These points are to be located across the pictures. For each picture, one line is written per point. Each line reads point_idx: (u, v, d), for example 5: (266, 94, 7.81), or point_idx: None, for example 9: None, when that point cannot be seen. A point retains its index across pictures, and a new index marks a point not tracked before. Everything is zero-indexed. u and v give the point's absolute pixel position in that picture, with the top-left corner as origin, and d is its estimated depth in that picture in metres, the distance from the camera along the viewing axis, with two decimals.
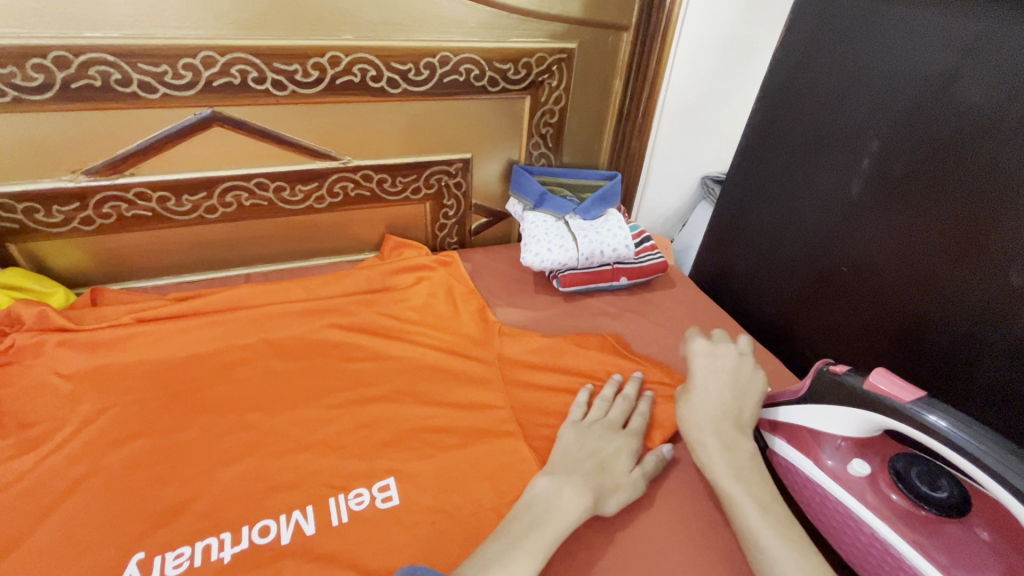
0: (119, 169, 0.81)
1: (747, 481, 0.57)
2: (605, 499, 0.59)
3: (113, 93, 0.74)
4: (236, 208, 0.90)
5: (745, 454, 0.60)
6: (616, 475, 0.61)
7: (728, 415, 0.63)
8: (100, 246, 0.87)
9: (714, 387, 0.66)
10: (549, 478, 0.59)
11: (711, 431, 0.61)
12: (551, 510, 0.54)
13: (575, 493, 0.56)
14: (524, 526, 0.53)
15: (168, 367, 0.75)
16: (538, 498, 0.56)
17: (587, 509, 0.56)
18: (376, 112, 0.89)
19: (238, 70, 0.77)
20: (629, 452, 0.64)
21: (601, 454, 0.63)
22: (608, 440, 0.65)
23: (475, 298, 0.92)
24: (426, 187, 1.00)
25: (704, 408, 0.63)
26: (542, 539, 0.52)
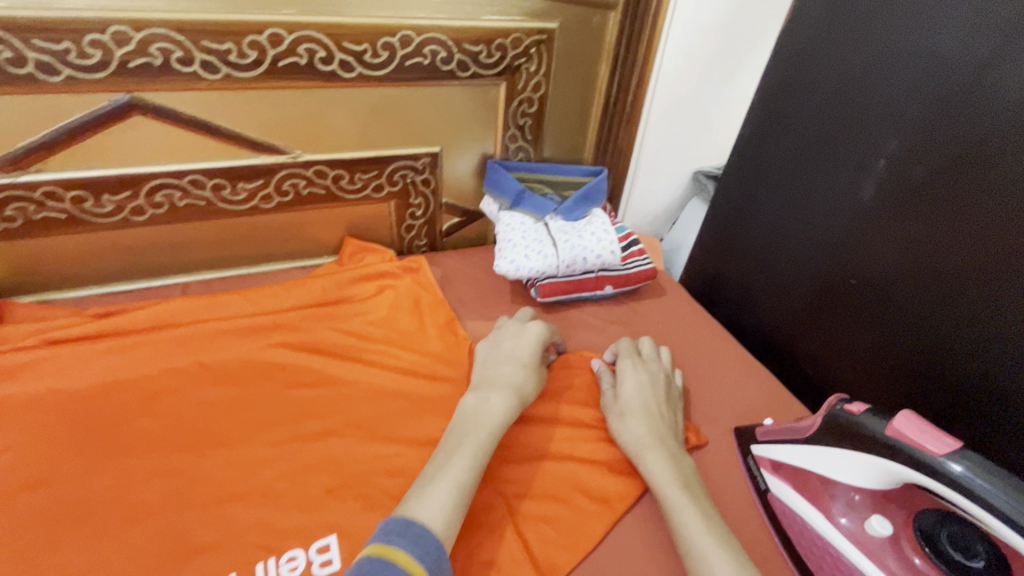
0: (22, 165, 0.69)
1: (691, 490, 0.56)
2: (525, 387, 0.64)
3: (4, 74, 0.62)
4: (169, 209, 0.79)
5: (687, 467, 0.59)
6: (531, 368, 0.67)
7: (670, 432, 0.63)
8: (6, 254, 0.75)
9: (653, 401, 0.65)
10: (474, 394, 0.63)
11: (657, 444, 0.60)
12: (473, 426, 0.58)
13: (496, 404, 0.61)
14: (449, 452, 0.55)
15: (79, 398, 0.65)
16: (465, 418, 0.60)
17: (512, 406, 0.61)
18: (328, 100, 0.78)
19: (159, 48, 0.66)
20: (535, 338, 0.70)
21: (513, 348, 0.69)
22: (512, 351, 0.69)
23: (443, 311, 0.82)
24: (390, 184, 0.90)
25: (646, 422, 0.62)
26: (465, 457, 0.54)
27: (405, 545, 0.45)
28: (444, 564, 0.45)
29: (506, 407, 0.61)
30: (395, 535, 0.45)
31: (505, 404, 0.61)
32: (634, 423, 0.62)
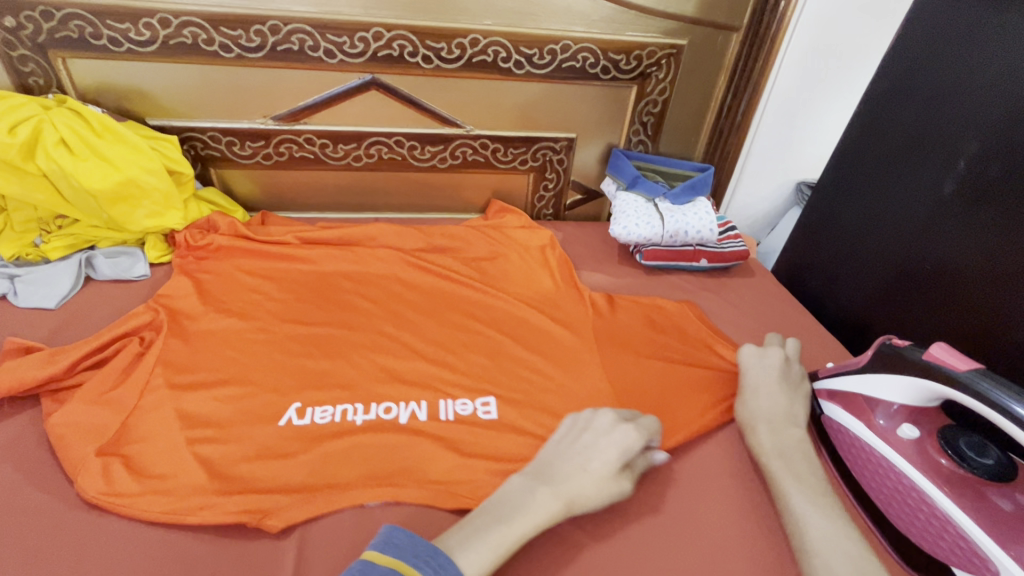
0: (298, 117, 1.00)
1: (790, 458, 0.64)
2: (583, 496, 0.58)
3: (304, 55, 0.93)
4: (377, 160, 1.08)
5: (793, 439, 0.67)
6: (598, 477, 0.59)
7: (779, 411, 0.70)
8: (272, 179, 1.08)
9: (764, 385, 0.73)
10: (525, 477, 0.59)
11: (761, 424, 0.69)
12: (517, 512, 0.55)
13: (540, 504, 0.56)
14: (485, 527, 0.53)
15: (314, 276, 0.93)
16: (509, 496, 0.57)
17: (555, 512, 0.56)
18: (501, 89, 1.03)
19: (399, 44, 0.94)
20: (618, 451, 0.62)
21: (589, 451, 0.61)
22: (588, 447, 0.62)
23: (565, 259, 1.03)
24: (533, 159, 1.13)
25: (759, 406, 0.71)
26: (491, 543, 0.52)
27: (424, 567, 0.47)
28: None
29: (551, 509, 0.56)
30: (390, 546, 0.48)
31: (549, 508, 0.56)
32: (747, 404, 0.72)
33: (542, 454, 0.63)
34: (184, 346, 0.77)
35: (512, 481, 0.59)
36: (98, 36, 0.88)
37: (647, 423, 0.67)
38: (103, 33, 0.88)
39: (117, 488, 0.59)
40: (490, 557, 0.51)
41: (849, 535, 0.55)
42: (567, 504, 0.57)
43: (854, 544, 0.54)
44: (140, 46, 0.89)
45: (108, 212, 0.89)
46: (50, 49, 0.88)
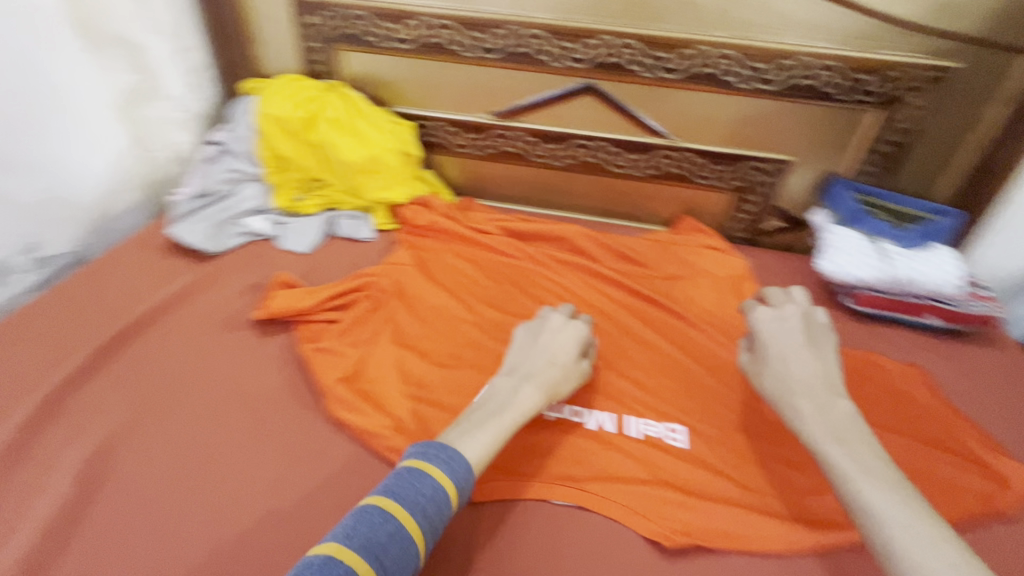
0: (514, 115, 1.08)
1: (852, 445, 0.55)
2: (556, 381, 0.69)
3: (533, 57, 1.00)
4: (576, 161, 1.11)
5: (846, 419, 0.58)
6: (563, 363, 0.70)
7: (817, 381, 0.62)
8: (480, 168, 1.18)
9: (785, 347, 0.65)
10: (507, 377, 0.68)
11: (803, 397, 0.60)
12: (504, 407, 0.63)
13: (523, 395, 0.65)
14: (479, 421, 0.60)
15: (507, 263, 1.00)
16: (494, 396, 0.65)
17: (541, 399, 0.66)
18: (718, 103, 0.99)
19: (624, 52, 0.96)
20: (576, 342, 0.73)
21: (552, 346, 0.72)
22: (549, 343, 0.72)
23: (759, 288, 0.97)
24: (736, 178, 1.07)
25: (792, 374, 0.63)
26: (486, 434, 0.59)
27: (437, 462, 0.54)
28: (471, 481, 0.55)
29: (533, 400, 0.65)
30: (430, 454, 0.55)
31: (534, 400, 0.65)
32: (778, 375, 0.63)
33: (508, 355, 0.72)
34: (402, 305, 0.88)
35: (497, 380, 0.67)
36: (371, 33, 1.04)
37: (580, 325, 0.76)
38: (376, 31, 1.03)
39: (350, 415, 0.71)
40: (483, 447, 0.58)
41: (935, 531, 0.46)
42: (546, 396, 0.66)
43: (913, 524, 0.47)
44: (401, 44, 1.04)
45: (353, 180, 1.05)
46: (335, 43, 1.07)
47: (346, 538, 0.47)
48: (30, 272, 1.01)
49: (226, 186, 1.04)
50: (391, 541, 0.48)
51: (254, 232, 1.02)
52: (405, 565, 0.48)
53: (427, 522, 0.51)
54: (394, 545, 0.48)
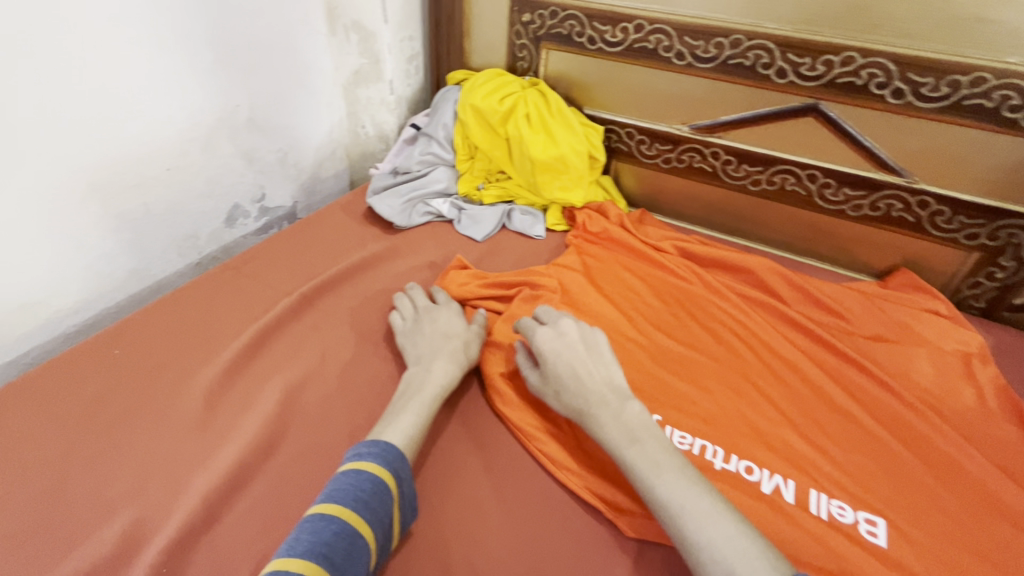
0: (714, 130, 1.00)
1: (651, 448, 0.58)
2: (462, 353, 0.74)
3: (753, 71, 0.91)
4: (776, 188, 1.00)
5: (635, 414, 0.61)
6: (456, 334, 0.76)
7: (608, 382, 0.64)
8: (661, 182, 1.12)
9: (581, 364, 0.66)
10: (418, 365, 0.72)
11: (599, 407, 0.62)
12: (417, 387, 0.68)
13: (436, 373, 0.70)
14: (399, 406, 0.65)
15: (680, 286, 0.94)
16: (410, 382, 0.69)
17: (453, 372, 0.71)
18: (984, 143, 0.82)
19: (869, 72, 0.83)
20: (455, 315, 0.79)
21: (442, 326, 0.77)
22: (427, 321, 0.78)
23: (999, 375, 0.79)
24: (987, 236, 0.88)
25: (571, 383, 0.64)
26: (413, 413, 0.64)
27: (372, 458, 0.57)
28: (404, 463, 0.58)
29: (445, 374, 0.70)
30: (362, 452, 0.58)
31: (448, 373, 0.70)
32: (577, 395, 0.63)
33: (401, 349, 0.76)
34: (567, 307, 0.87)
35: (406, 372, 0.72)
36: (582, 34, 1.03)
37: (451, 303, 0.82)
38: (586, 32, 1.03)
39: (509, 410, 0.72)
40: (410, 432, 0.62)
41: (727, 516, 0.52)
42: (460, 365, 0.72)
43: (708, 513, 0.52)
44: (610, 47, 1.02)
45: (534, 178, 1.05)
46: (543, 41, 1.08)
47: (290, 549, 0.48)
48: (256, 219, 1.19)
49: (421, 167, 1.11)
50: (336, 539, 0.49)
51: (437, 214, 1.08)
52: (354, 561, 0.49)
53: (371, 515, 0.52)
54: (339, 543, 0.49)
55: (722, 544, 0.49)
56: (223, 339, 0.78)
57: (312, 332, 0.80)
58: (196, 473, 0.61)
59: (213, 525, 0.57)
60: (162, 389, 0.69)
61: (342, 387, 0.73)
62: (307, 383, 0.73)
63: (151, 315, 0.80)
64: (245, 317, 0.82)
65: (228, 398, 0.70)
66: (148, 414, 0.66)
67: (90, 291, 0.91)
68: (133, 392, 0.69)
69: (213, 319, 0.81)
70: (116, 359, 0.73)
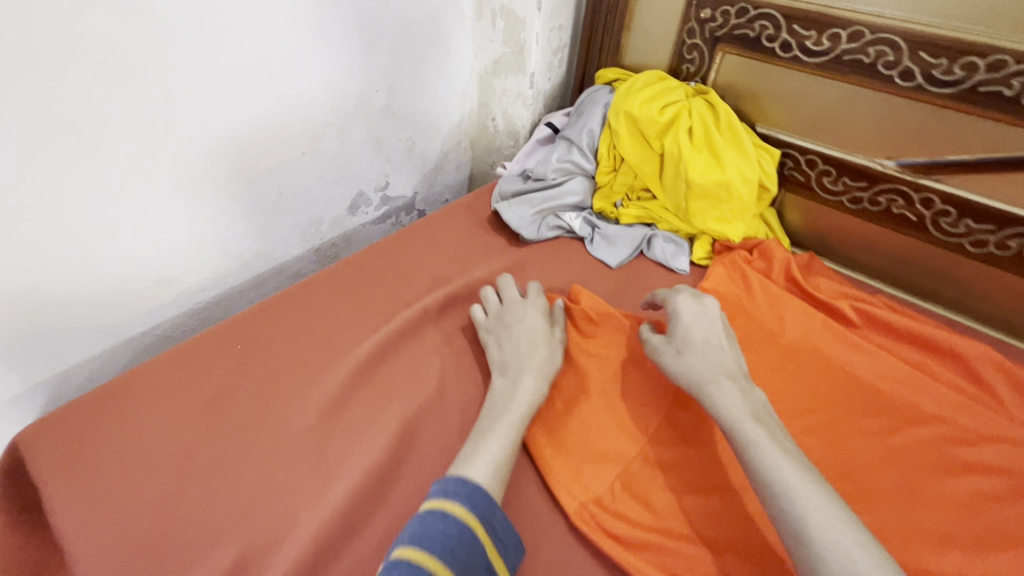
0: (932, 172, 0.80)
1: (773, 434, 0.54)
2: (547, 360, 0.68)
3: (1012, 104, 0.70)
4: (1008, 255, 0.78)
5: (760, 402, 0.58)
6: (542, 338, 0.71)
7: (734, 364, 0.62)
8: (839, 222, 0.93)
9: (715, 338, 0.65)
10: (504, 375, 0.67)
11: (728, 379, 0.59)
12: (506, 405, 0.63)
13: (525, 386, 0.65)
14: (488, 427, 0.60)
15: (861, 360, 0.76)
16: (498, 395, 0.65)
17: (540, 385, 0.65)
18: None
19: None
20: (542, 317, 0.74)
21: (525, 328, 0.72)
22: (513, 324, 0.73)
23: None
24: None
25: (702, 354, 0.63)
26: (502, 435, 0.59)
27: (457, 501, 0.51)
28: (493, 512, 0.52)
29: (535, 391, 0.64)
30: (447, 491, 0.52)
31: (538, 385, 0.65)
32: (702, 357, 0.62)
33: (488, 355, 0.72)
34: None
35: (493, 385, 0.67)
36: (773, 38, 0.86)
37: (537, 299, 0.77)
38: (781, 36, 0.85)
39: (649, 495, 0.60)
40: (496, 459, 0.57)
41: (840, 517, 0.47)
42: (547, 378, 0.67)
43: (814, 497, 0.48)
44: (808, 56, 0.84)
45: (686, 203, 0.91)
46: (721, 43, 0.92)
47: None
48: (376, 208, 1.15)
49: (557, 176, 0.99)
50: None
51: (568, 229, 0.97)
52: None
53: (458, 566, 0.47)
54: None
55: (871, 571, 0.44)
56: (342, 347, 0.73)
57: (431, 354, 0.74)
58: (308, 507, 0.57)
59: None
60: (281, 399, 0.66)
61: (458, 430, 0.65)
62: (423, 418, 0.66)
63: (274, 310, 0.78)
64: (364, 326, 0.77)
65: (343, 419, 0.65)
66: (265, 425, 0.63)
67: (220, 270, 0.91)
68: (253, 396, 0.66)
69: (335, 321, 0.77)
70: (241, 354, 0.71)
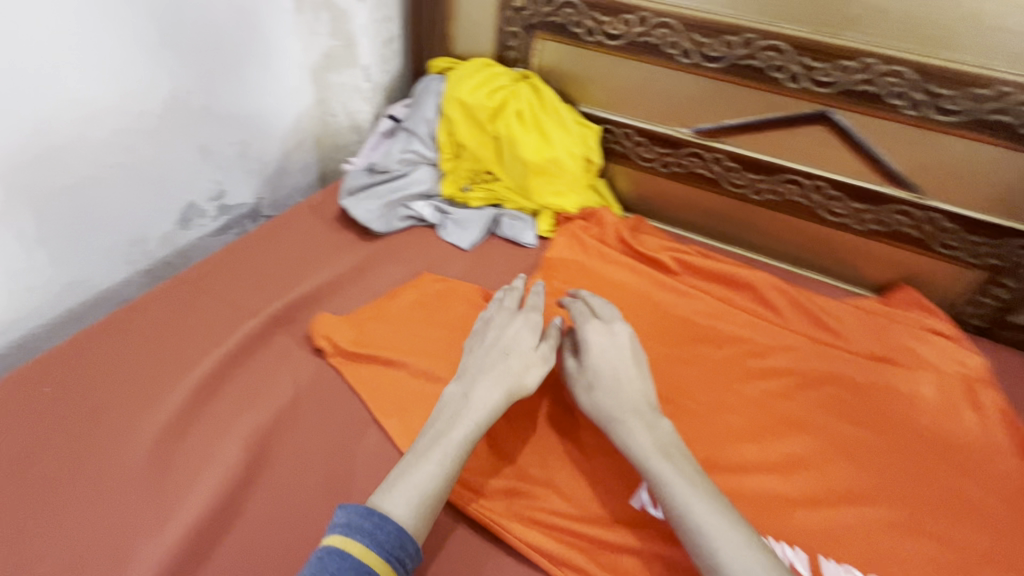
0: (718, 135, 0.94)
1: (673, 461, 0.56)
2: (523, 375, 0.63)
3: (764, 74, 0.85)
4: (779, 199, 0.95)
5: (669, 435, 0.59)
6: (520, 354, 0.64)
7: (648, 401, 0.62)
8: (656, 186, 1.06)
9: (629, 365, 0.65)
10: (459, 381, 0.62)
11: (630, 415, 0.60)
12: (451, 424, 0.57)
13: (472, 399, 0.59)
14: (424, 448, 0.56)
15: (680, 302, 0.87)
16: (445, 403, 0.60)
17: (493, 399, 0.60)
18: (1000, 161, 0.77)
19: (887, 81, 0.78)
20: (527, 329, 0.67)
21: (506, 339, 0.66)
22: (495, 337, 0.66)
23: (1001, 401, 0.76)
24: (992, 257, 0.84)
25: (611, 395, 0.62)
26: (434, 464, 0.54)
27: (361, 537, 0.48)
28: (405, 547, 0.49)
29: (486, 400, 0.59)
30: (354, 527, 0.48)
31: (490, 394, 0.60)
32: (613, 401, 0.62)
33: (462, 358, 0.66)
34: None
35: (444, 391, 0.62)
36: (579, 24, 0.95)
37: (530, 317, 0.69)
38: (585, 23, 0.94)
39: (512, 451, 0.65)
40: (424, 492, 0.53)
41: (736, 530, 0.51)
42: (507, 391, 0.61)
43: (719, 522, 0.51)
44: (609, 39, 0.94)
45: (525, 181, 0.98)
46: (538, 30, 0.99)
47: None
48: (214, 219, 1.06)
49: (402, 166, 1.01)
50: None
51: (419, 218, 0.99)
52: None
53: None
54: None
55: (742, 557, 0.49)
56: (178, 369, 0.68)
57: (282, 360, 0.72)
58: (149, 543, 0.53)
59: None
60: (106, 441, 0.61)
61: (315, 435, 0.65)
62: (278, 426, 0.65)
63: (89, 340, 0.70)
64: (203, 343, 0.72)
65: (186, 446, 0.61)
66: (91, 474, 0.58)
67: (14, 307, 0.80)
68: (72, 443, 0.60)
69: (168, 343, 0.71)
70: (48, 399, 0.63)
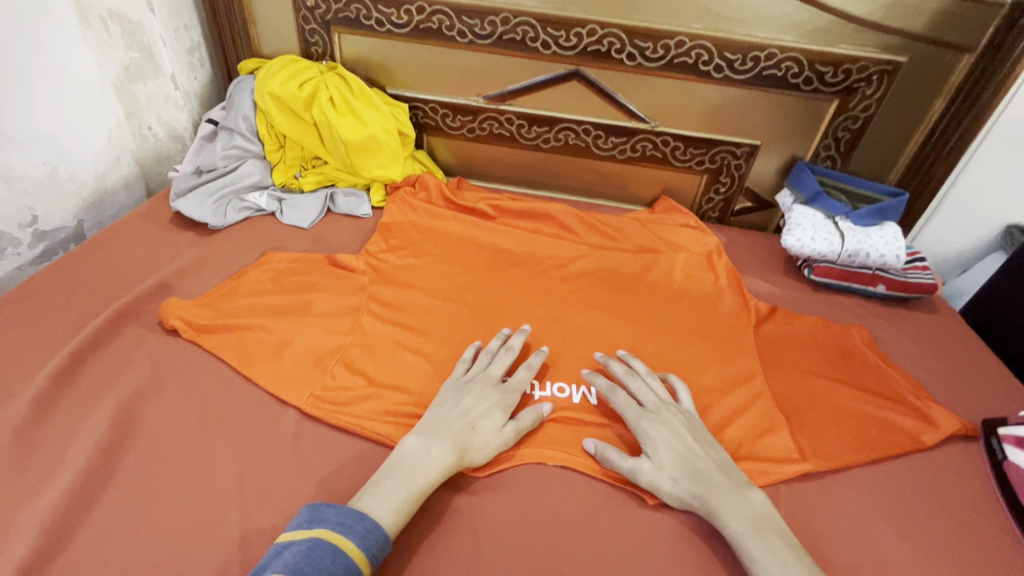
0: (504, 99, 1.14)
1: (727, 506, 0.61)
2: (474, 449, 0.66)
3: (524, 44, 1.06)
4: (562, 144, 1.18)
5: (725, 483, 0.63)
6: (483, 427, 0.68)
7: (702, 456, 0.66)
8: (469, 150, 1.24)
9: (679, 432, 0.68)
10: (420, 438, 0.66)
11: (694, 470, 0.64)
12: (416, 469, 0.62)
13: (433, 458, 0.63)
14: (386, 483, 0.61)
15: (497, 235, 1.06)
16: (407, 456, 0.64)
17: (448, 463, 0.63)
18: (695, 91, 1.06)
19: (609, 41, 1.02)
20: (500, 408, 0.70)
21: (475, 411, 0.69)
22: (468, 405, 0.70)
23: (727, 261, 1.05)
24: (710, 162, 1.14)
25: (670, 449, 0.66)
26: (399, 494, 0.60)
27: (352, 536, 0.54)
28: (383, 550, 0.55)
29: (443, 463, 0.63)
30: (346, 526, 0.55)
31: (442, 458, 0.63)
32: (663, 450, 0.67)
33: (427, 411, 0.70)
34: (383, 287, 0.91)
35: (403, 442, 0.66)
36: (369, 17, 1.08)
37: (535, 412, 0.73)
38: (373, 15, 1.08)
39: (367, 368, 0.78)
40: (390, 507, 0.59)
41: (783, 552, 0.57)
42: (460, 463, 0.65)
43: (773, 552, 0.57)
44: (397, 28, 1.08)
45: (350, 159, 1.09)
46: (332, 25, 1.11)
47: None
48: (30, 247, 1.03)
49: (228, 163, 1.07)
50: None
51: (255, 208, 1.06)
52: None
53: None
54: None
55: (748, 517, 0.60)
56: (22, 374, 0.71)
57: (136, 346, 0.77)
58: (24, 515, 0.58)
59: (54, 557, 0.56)
60: None
61: (181, 397, 0.72)
62: (143, 398, 0.71)
63: None
64: (46, 347, 0.74)
65: (46, 434, 0.65)
66: None
67: None
68: None
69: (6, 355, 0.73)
70: None
